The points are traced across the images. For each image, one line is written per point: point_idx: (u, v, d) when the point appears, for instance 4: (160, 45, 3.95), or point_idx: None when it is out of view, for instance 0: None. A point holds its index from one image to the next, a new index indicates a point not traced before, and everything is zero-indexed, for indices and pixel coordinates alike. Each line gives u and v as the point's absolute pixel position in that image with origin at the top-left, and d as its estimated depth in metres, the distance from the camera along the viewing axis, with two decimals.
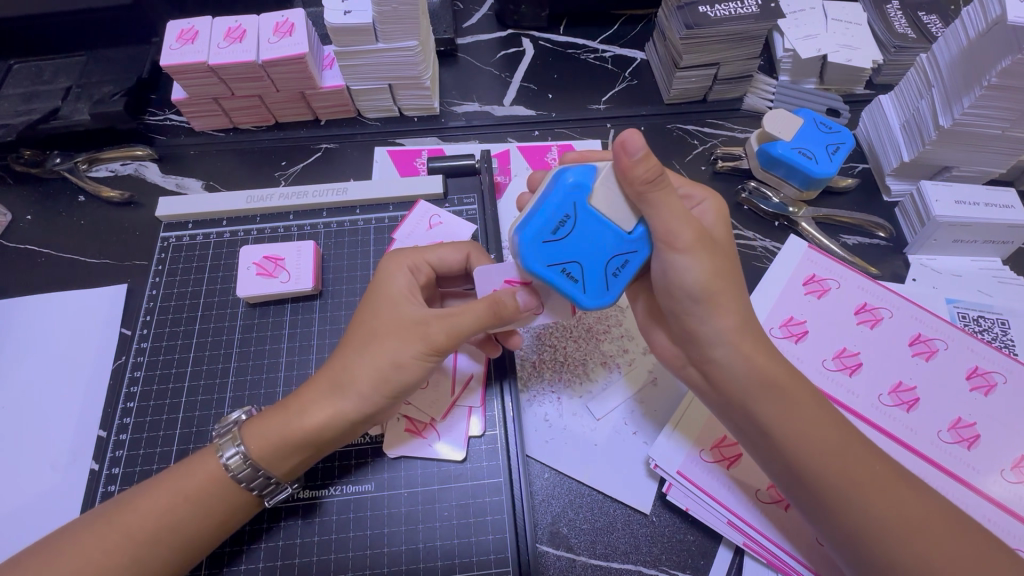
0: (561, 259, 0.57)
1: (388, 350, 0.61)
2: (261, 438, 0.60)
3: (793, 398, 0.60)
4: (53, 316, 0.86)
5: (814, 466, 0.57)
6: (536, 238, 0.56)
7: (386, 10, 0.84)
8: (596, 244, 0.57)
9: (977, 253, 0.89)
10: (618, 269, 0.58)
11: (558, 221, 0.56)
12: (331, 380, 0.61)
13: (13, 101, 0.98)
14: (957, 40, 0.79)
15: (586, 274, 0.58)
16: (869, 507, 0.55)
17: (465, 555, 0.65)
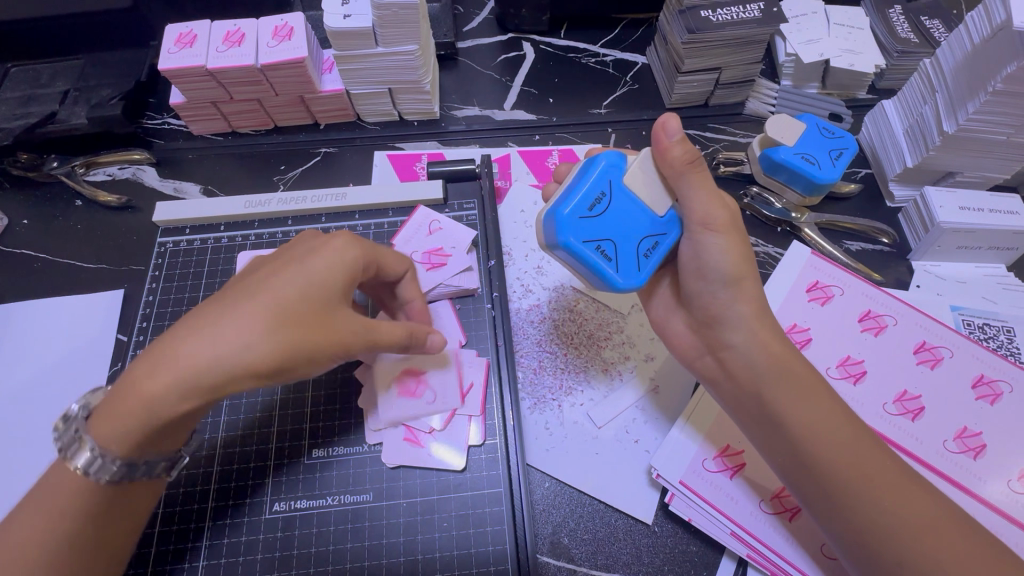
0: (597, 238, 0.61)
1: (269, 340, 0.53)
2: (107, 425, 0.53)
3: (809, 390, 0.60)
4: (49, 321, 0.86)
5: (826, 457, 0.57)
6: (572, 215, 0.61)
7: (385, 14, 0.83)
8: (629, 225, 0.62)
9: (982, 260, 0.88)
10: (647, 249, 0.63)
11: (594, 200, 0.61)
12: (175, 359, 0.53)
13: (11, 105, 0.97)
14: (961, 45, 0.78)
15: (619, 253, 0.62)
16: (879, 501, 0.54)
17: (463, 566, 0.64)
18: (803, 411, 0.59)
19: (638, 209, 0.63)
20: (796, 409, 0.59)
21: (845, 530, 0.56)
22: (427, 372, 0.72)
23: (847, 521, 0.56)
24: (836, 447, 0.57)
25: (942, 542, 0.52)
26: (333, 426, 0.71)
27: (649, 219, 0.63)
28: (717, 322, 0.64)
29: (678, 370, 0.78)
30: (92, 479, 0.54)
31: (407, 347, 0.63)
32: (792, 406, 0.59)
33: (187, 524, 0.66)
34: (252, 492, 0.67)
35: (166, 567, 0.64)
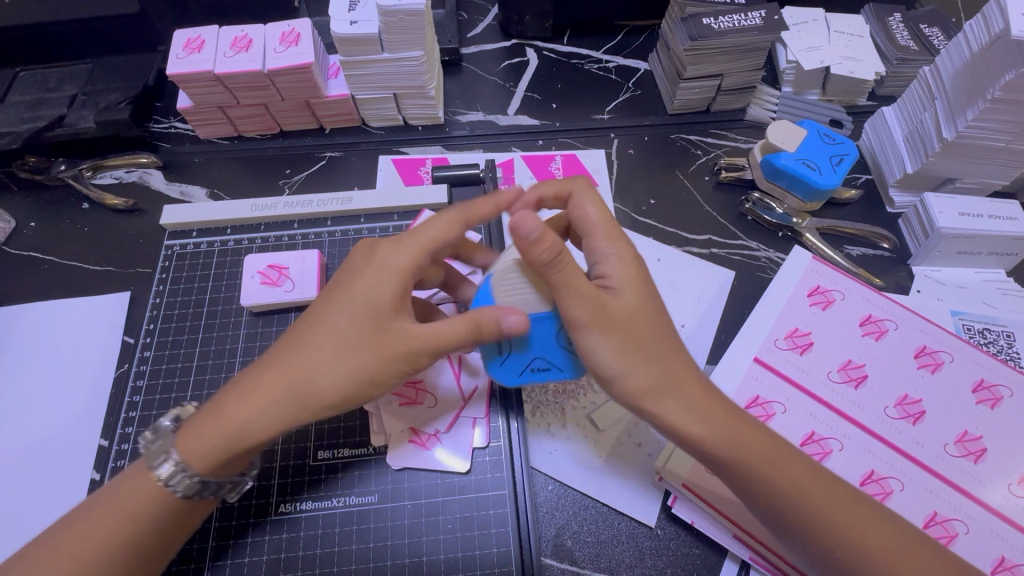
0: (525, 363, 0.65)
1: (357, 364, 0.56)
2: (196, 450, 0.56)
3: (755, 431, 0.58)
4: (56, 324, 0.86)
5: (788, 493, 0.56)
6: (504, 373, 0.65)
7: (392, 20, 0.84)
8: (542, 338, 0.63)
9: (981, 265, 0.89)
10: (568, 338, 0.63)
11: (503, 356, 0.64)
12: (288, 392, 0.56)
13: (19, 109, 0.98)
14: (960, 53, 0.79)
15: (554, 362, 0.64)
16: (847, 529, 0.54)
17: (468, 569, 0.65)
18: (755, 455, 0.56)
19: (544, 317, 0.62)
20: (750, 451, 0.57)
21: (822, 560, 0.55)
22: (426, 379, 0.73)
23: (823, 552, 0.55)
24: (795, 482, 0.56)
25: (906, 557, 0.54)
26: (338, 428, 0.71)
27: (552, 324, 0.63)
28: (619, 380, 0.58)
29: None
30: (169, 491, 0.57)
31: (474, 340, 0.58)
32: (747, 449, 0.57)
33: (193, 526, 0.66)
34: (258, 495, 0.68)
35: (175, 568, 0.64)
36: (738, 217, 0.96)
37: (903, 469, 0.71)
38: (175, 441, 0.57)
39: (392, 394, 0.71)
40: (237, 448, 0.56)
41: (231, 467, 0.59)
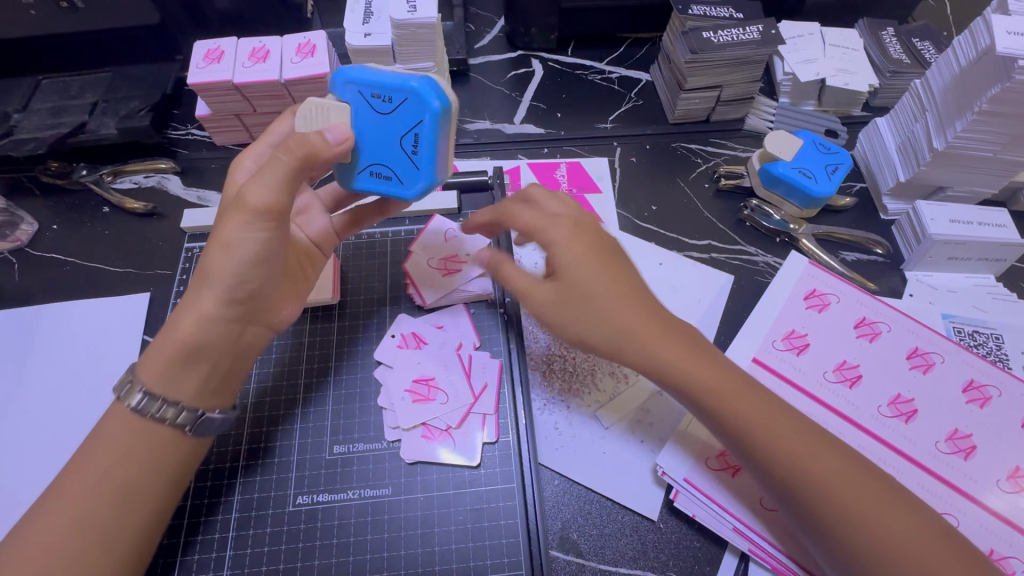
0: (406, 141, 0.66)
1: (229, 230, 0.63)
2: (150, 364, 0.63)
3: (779, 424, 0.61)
4: (77, 323, 0.89)
5: (810, 485, 0.58)
6: (397, 179, 0.68)
7: (405, 33, 0.88)
8: (380, 140, 0.66)
9: (972, 271, 0.92)
10: (377, 96, 0.64)
11: (381, 176, 0.68)
12: (195, 278, 0.65)
13: (42, 115, 1.01)
14: (949, 67, 0.83)
15: (392, 116, 0.65)
16: (866, 521, 0.56)
17: (478, 558, 0.67)
18: (779, 442, 0.60)
19: (357, 120, 0.66)
20: (772, 437, 0.60)
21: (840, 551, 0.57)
22: (438, 377, 0.76)
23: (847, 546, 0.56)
24: (815, 469, 0.58)
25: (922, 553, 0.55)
26: (352, 424, 0.75)
27: (360, 106, 0.66)
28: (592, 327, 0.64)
29: None
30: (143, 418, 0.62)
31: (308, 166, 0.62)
32: (763, 434, 0.60)
33: (214, 514, 0.69)
34: (276, 487, 0.71)
35: (201, 519, 0.69)
36: (737, 223, 0.99)
37: (896, 465, 0.74)
38: (141, 376, 0.63)
39: (405, 391, 0.75)
40: (178, 345, 0.63)
41: (190, 383, 0.64)
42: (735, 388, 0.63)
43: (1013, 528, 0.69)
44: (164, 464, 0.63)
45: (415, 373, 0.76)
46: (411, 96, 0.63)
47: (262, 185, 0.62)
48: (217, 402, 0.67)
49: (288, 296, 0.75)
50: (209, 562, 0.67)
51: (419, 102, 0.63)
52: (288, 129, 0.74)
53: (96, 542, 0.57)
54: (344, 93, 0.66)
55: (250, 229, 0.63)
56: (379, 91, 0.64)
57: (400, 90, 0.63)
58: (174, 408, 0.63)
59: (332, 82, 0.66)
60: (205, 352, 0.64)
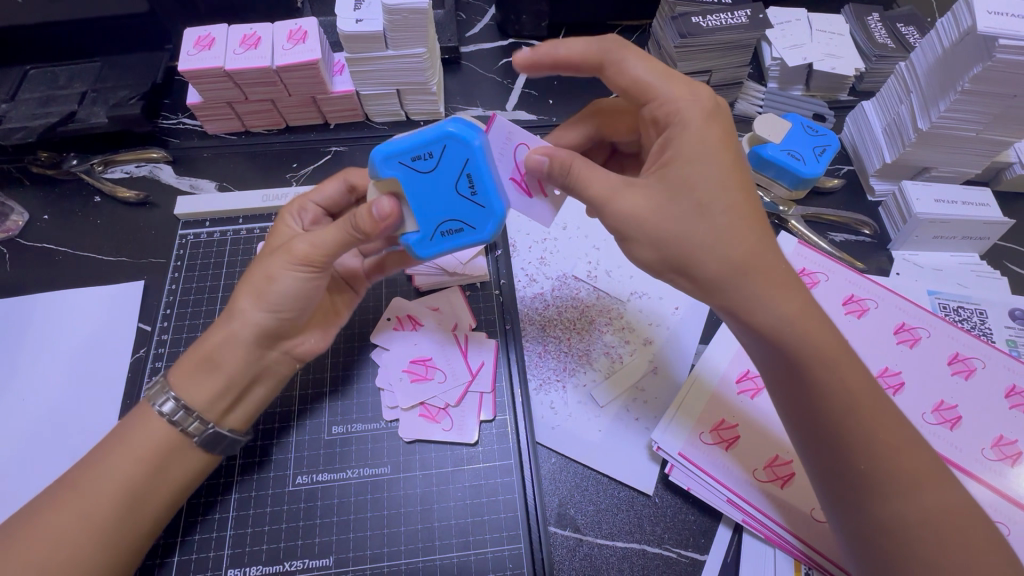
0: (461, 185, 0.63)
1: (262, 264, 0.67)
2: (181, 370, 0.66)
3: (856, 390, 0.58)
4: (71, 312, 0.89)
5: (870, 460, 0.56)
6: (473, 227, 0.65)
7: (396, 18, 0.87)
8: (437, 198, 0.64)
9: (957, 249, 0.94)
10: (417, 156, 0.62)
11: (455, 229, 0.65)
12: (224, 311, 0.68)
13: (30, 104, 0.99)
14: (932, 49, 0.84)
15: (442, 168, 0.63)
16: (908, 498, 0.55)
17: (478, 533, 0.69)
18: (850, 407, 0.57)
19: (408, 192, 0.63)
20: (848, 394, 0.58)
21: (864, 520, 0.57)
22: (435, 357, 0.78)
23: (868, 515, 0.57)
24: (876, 438, 0.56)
25: (954, 541, 0.53)
26: (349, 405, 0.76)
27: (405, 174, 0.63)
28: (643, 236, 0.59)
29: (675, 349, 0.84)
30: (174, 426, 0.65)
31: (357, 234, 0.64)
32: (834, 392, 0.58)
33: (214, 497, 0.70)
34: (275, 468, 0.72)
35: (200, 501, 0.70)
36: None
37: None
38: (171, 381, 0.66)
39: (403, 371, 0.77)
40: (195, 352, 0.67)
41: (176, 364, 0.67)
42: (826, 341, 0.59)
43: (996, 493, 0.71)
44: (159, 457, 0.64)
45: (412, 354, 0.78)
46: (453, 141, 0.62)
47: (307, 241, 0.66)
48: (229, 419, 0.68)
49: (315, 325, 0.75)
50: (210, 543, 0.68)
51: (462, 144, 0.62)
52: (337, 189, 0.78)
53: (103, 525, 0.60)
54: (386, 169, 0.62)
55: (291, 267, 0.66)
56: (419, 152, 0.62)
57: (439, 141, 0.62)
58: (193, 416, 0.65)
59: (370, 163, 0.62)
60: (223, 366, 0.66)
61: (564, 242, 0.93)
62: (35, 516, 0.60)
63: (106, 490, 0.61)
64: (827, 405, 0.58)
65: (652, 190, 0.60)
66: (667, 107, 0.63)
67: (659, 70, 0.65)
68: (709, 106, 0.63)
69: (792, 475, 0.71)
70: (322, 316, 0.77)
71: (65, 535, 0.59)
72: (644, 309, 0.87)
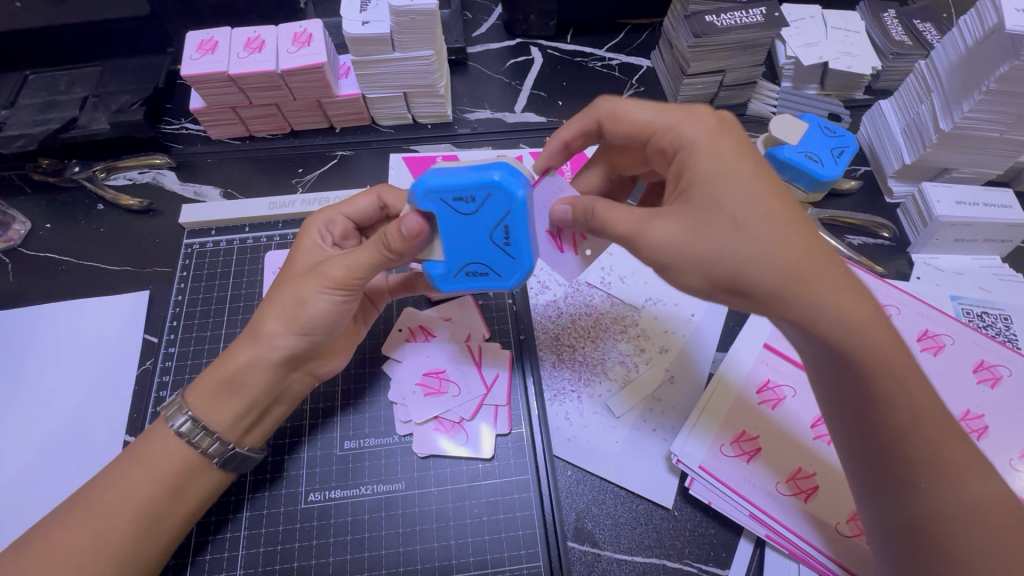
0: (496, 236, 0.61)
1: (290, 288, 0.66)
2: (198, 392, 0.66)
3: (905, 387, 0.55)
4: (75, 325, 0.87)
5: (919, 462, 0.54)
6: (499, 275, 0.63)
7: (403, 20, 0.85)
8: (470, 241, 0.61)
9: (978, 252, 0.92)
10: (456, 195, 0.59)
11: (479, 272, 0.64)
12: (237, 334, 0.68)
13: (31, 111, 0.97)
14: (955, 48, 0.82)
15: (478, 214, 0.59)
16: (955, 492, 0.53)
17: (495, 551, 0.68)
18: (900, 404, 0.54)
19: (443, 229, 0.61)
20: (903, 395, 0.54)
21: (905, 515, 0.55)
22: (449, 369, 0.77)
23: (911, 514, 0.55)
24: (932, 442, 0.54)
25: (1004, 536, 0.52)
26: (362, 419, 0.75)
27: (440, 210, 0.60)
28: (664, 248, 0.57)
29: (692, 358, 0.82)
30: (190, 445, 0.64)
31: (388, 253, 0.63)
32: (889, 390, 0.54)
33: (225, 514, 0.69)
34: (287, 485, 0.71)
35: (211, 520, 0.69)
36: None
37: None
38: (188, 400, 0.66)
39: (417, 385, 0.76)
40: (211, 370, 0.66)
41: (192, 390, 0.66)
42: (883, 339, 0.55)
43: None
44: (171, 476, 0.63)
45: (426, 366, 0.77)
46: (495, 191, 0.58)
47: (343, 263, 0.65)
48: (248, 437, 0.68)
49: (337, 347, 0.75)
50: (222, 562, 0.67)
51: (503, 197, 0.58)
52: (370, 205, 0.77)
53: (118, 548, 0.60)
54: (423, 201, 0.59)
55: (324, 290, 0.65)
56: (462, 194, 0.59)
57: (481, 188, 0.58)
58: (205, 432, 0.64)
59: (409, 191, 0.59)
60: (243, 385, 0.66)
61: None
62: (47, 536, 0.59)
63: (121, 509, 0.61)
64: (888, 406, 0.55)
65: (683, 214, 0.56)
66: (670, 134, 0.62)
67: (655, 106, 0.65)
68: (710, 123, 0.60)
69: (815, 488, 0.70)
70: (346, 337, 0.76)
71: (75, 557, 0.58)
72: (660, 316, 0.85)
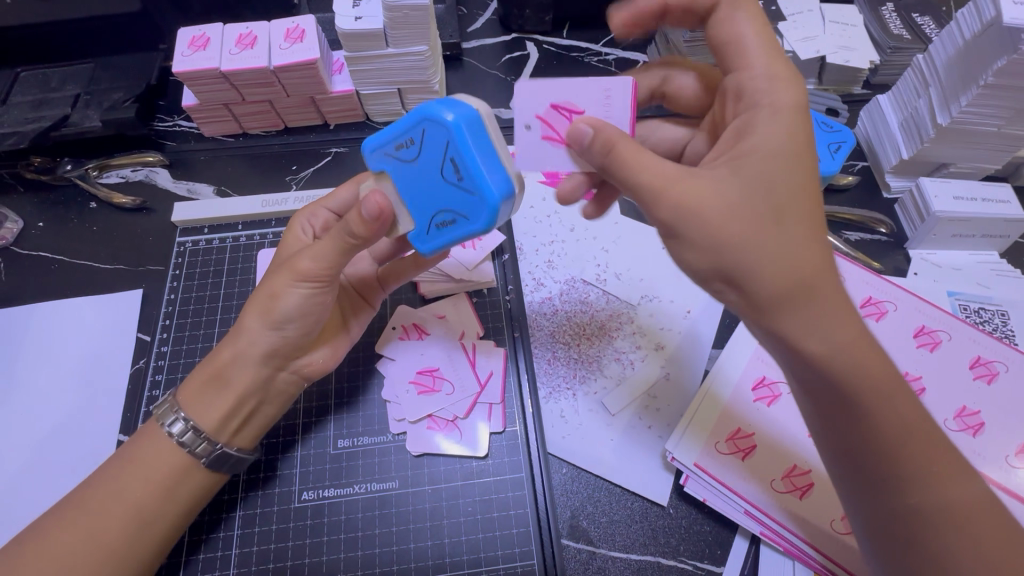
0: (448, 171, 0.58)
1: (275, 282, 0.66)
2: (196, 397, 0.66)
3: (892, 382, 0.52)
4: (67, 324, 0.86)
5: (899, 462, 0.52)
6: (466, 215, 0.59)
7: (396, 15, 0.84)
8: (431, 190, 0.60)
9: (975, 248, 0.91)
10: (401, 144, 0.61)
11: (449, 221, 0.61)
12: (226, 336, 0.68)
13: (22, 109, 0.97)
14: (952, 41, 0.81)
15: (425, 155, 0.59)
16: (944, 492, 0.51)
17: (489, 549, 0.68)
18: (899, 397, 0.52)
19: (401, 184, 0.63)
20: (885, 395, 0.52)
21: (892, 510, 0.53)
22: (442, 368, 0.77)
23: (890, 511, 0.53)
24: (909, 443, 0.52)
25: (989, 545, 0.50)
26: (355, 417, 0.75)
27: (394, 167, 0.63)
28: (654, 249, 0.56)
29: (688, 356, 0.81)
30: (184, 448, 0.64)
31: (345, 232, 0.62)
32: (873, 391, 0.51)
33: (219, 513, 0.69)
34: (281, 483, 0.71)
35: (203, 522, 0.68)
36: None
37: None
38: (180, 400, 0.66)
39: (410, 383, 0.76)
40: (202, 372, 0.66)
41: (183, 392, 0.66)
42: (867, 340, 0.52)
43: (1020, 501, 0.69)
44: (159, 478, 0.63)
45: (420, 365, 0.77)
46: (427, 122, 0.57)
47: (310, 257, 0.64)
48: (238, 437, 0.67)
49: (324, 342, 0.73)
50: (215, 561, 0.67)
51: (436, 124, 0.57)
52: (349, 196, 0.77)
53: (117, 547, 0.59)
54: (376, 162, 0.64)
55: (294, 284, 0.65)
56: (402, 141, 0.60)
57: (417, 128, 0.58)
58: (201, 437, 0.64)
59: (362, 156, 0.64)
60: (243, 390, 0.66)
61: (572, 244, 0.91)
62: (38, 538, 0.59)
63: (113, 509, 0.61)
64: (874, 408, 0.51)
65: (715, 182, 0.53)
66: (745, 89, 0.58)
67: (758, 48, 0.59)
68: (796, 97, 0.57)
69: (811, 485, 0.69)
70: (335, 334, 0.75)
71: (68, 558, 0.58)
72: (656, 314, 0.85)
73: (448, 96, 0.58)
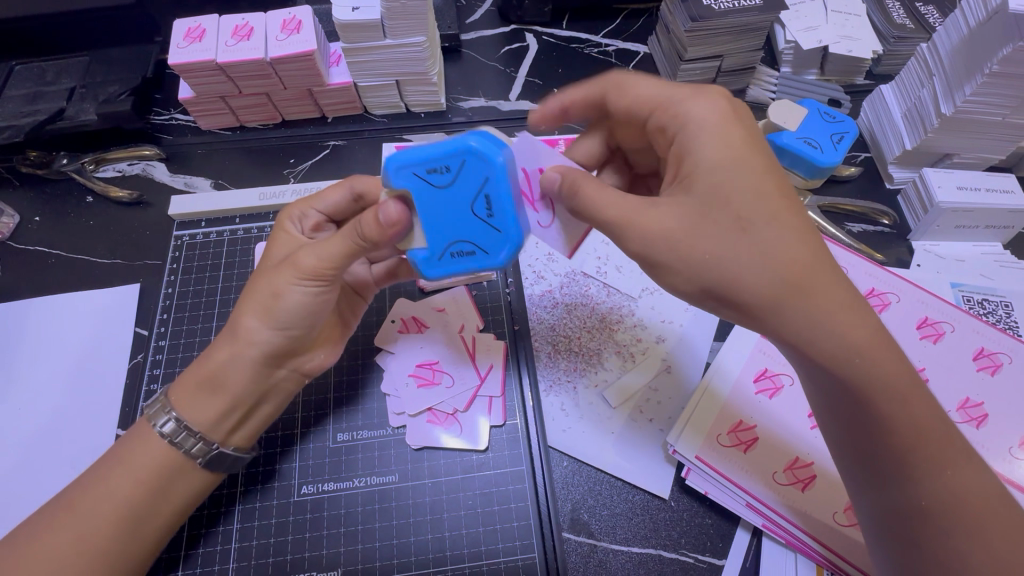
0: (479, 207, 0.58)
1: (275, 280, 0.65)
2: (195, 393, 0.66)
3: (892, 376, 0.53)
4: (64, 319, 0.86)
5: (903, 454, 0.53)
6: (488, 251, 0.59)
7: (394, 5, 0.83)
8: (454, 219, 0.59)
9: (979, 239, 0.91)
10: (433, 165, 0.57)
11: (466, 253, 0.60)
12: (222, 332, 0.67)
13: (17, 102, 0.96)
14: (957, 29, 0.80)
15: (457, 184, 0.57)
16: (946, 478, 0.52)
17: (490, 543, 0.68)
18: (904, 392, 0.53)
19: (423, 204, 0.59)
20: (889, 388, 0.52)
21: (895, 501, 0.54)
22: (442, 361, 0.76)
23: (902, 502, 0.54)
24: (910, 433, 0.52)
25: (997, 538, 0.50)
26: (355, 411, 0.75)
27: (417, 185, 0.58)
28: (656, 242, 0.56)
29: (690, 349, 0.81)
30: (176, 447, 0.64)
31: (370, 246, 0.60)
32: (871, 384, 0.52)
33: (217, 507, 0.68)
34: (281, 477, 0.70)
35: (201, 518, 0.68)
36: None
37: None
38: (172, 399, 0.65)
39: (410, 376, 0.75)
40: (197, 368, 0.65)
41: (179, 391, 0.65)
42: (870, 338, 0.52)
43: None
44: (157, 474, 0.62)
45: (419, 358, 0.76)
46: (469, 155, 0.56)
47: (313, 253, 0.63)
48: (234, 437, 0.66)
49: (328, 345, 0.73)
50: (214, 556, 0.67)
51: (478, 160, 0.56)
52: (339, 197, 0.75)
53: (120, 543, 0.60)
54: (397, 179, 0.57)
55: (297, 282, 0.64)
56: (434, 164, 0.57)
57: (455, 155, 0.56)
58: (195, 437, 0.64)
59: (381, 169, 0.57)
60: (242, 388, 0.65)
61: None
62: (37, 534, 0.59)
63: (112, 505, 0.60)
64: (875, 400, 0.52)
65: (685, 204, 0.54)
66: (674, 111, 0.59)
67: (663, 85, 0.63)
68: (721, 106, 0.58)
69: (812, 478, 0.69)
70: (333, 328, 0.74)
71: (67, 553, 0.58)
72: (657, 307, 0.84)
73: (486, 131, 0.58)
